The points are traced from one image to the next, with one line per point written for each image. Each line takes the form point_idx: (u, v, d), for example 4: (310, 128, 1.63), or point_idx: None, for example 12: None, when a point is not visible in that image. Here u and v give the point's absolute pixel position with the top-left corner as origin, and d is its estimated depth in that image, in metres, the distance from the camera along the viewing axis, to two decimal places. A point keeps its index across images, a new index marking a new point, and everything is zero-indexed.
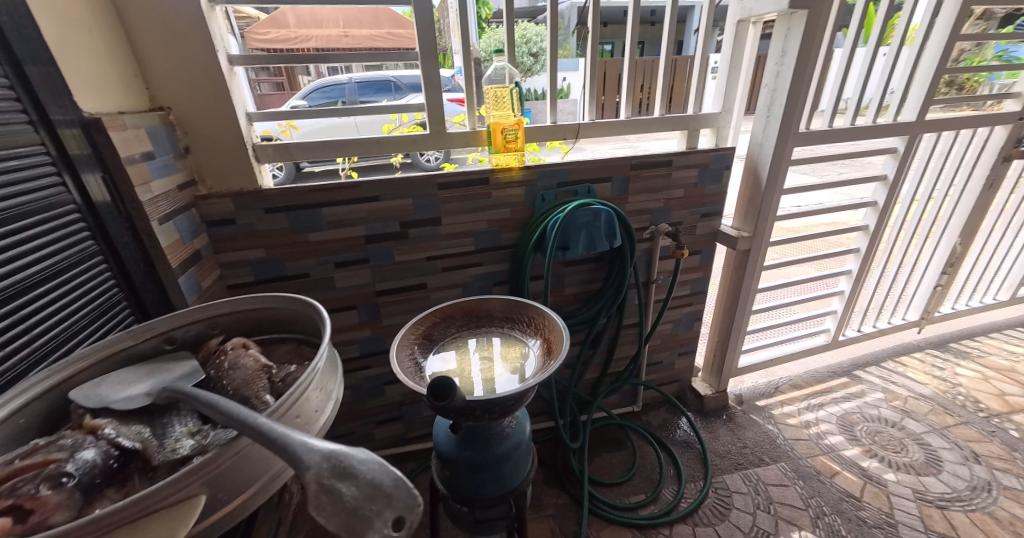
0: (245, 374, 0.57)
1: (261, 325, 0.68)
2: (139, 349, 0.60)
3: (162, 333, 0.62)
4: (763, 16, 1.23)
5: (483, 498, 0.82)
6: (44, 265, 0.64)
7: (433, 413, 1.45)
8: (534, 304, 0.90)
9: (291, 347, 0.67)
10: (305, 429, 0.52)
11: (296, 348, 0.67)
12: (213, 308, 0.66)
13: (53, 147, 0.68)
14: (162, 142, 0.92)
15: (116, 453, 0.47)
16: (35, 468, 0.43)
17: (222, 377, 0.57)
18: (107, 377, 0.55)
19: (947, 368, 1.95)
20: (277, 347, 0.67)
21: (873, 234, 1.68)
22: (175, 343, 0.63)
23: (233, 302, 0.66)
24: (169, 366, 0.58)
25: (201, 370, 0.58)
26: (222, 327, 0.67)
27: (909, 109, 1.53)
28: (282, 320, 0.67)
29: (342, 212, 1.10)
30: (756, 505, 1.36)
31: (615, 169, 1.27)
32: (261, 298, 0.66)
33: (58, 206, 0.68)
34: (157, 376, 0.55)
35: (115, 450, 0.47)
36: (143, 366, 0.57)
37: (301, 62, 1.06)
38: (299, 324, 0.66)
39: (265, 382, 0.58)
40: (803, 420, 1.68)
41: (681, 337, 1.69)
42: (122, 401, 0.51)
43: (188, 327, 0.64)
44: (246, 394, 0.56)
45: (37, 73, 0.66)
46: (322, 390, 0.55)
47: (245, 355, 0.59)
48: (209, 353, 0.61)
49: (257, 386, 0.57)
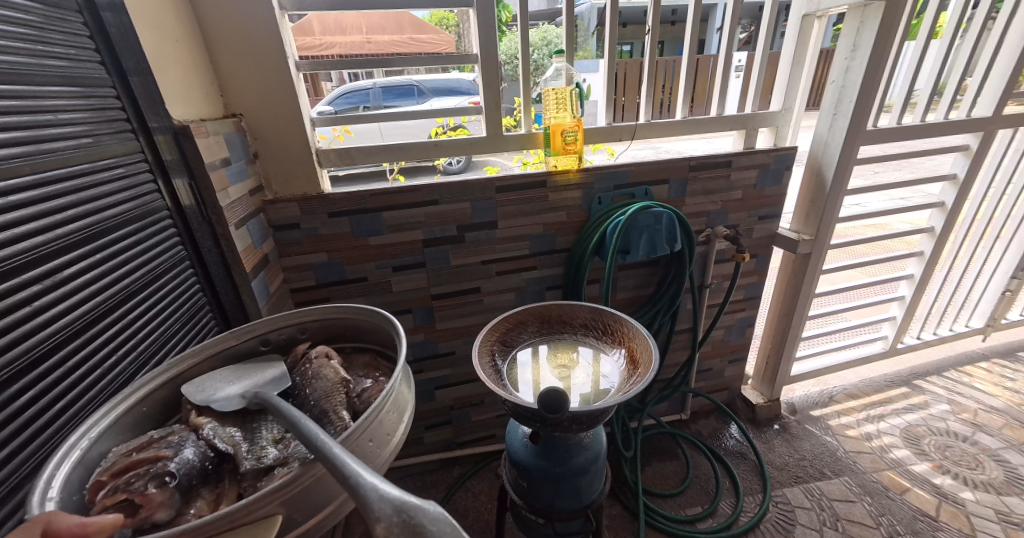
0: (323, 387, 0.61)
1: (343, 332, 0.73)
2: (242, 348, 0.68)
3: (261, 335, 0.70)
4: (832, 10, 1.18)
5: (559, 508, 0.90)
6: (146, 270, 0.67)
7: (482, 418, 1.44)
8: (608, 311, 0.95)
9: (367, 359, 0.70)
10: (375, 453, 0.53)
11: (371, 359, 0.70)
12: (305, 315, 0.71)
13: (150, 153, 0.72)
14: (237, 148, 0.95)
15: (211, 455, 0.54)
16: (148, 462, 0.50)
17: (306, 385, 0.63)
18: (214, 373, 0.64)
19: (1018, 379, 1.83)
20: (357, 356, 0.71)
21: (940, 236, 1.59)
22: (271, 344, 0.71)
23: (320, 310, 0.71)
24: (261, 372, 0.65)
25: (287, 377, 0.64)
26: (311, 332, 0.72)
27: (982, 104, 1.45)
28: (362, 330, 0.71)
29: (403, 216, 1.11)
30: (822, 521, 1.30)
31: (674, 170, 1.25)
32: (347, 308, 0.71)
33: (154, 211, 0.71)
34: (249, 382, 0.62)
35: (211, 452, 0.54)
36: (239, 368, 0.65)
37: (364, 67, 1.05)
38: (377, 335, 0.70)
39: (341, 396, 0.60)
40: (864, 432, 1.60)
41: (733, 344, 1.64)
42: (222, 402, 0.59)
43: (282, 331, 0.71)
44: (322, 407, 0.59)
45: (139, 83, 0.70)
46: (394, 413, 0.56)
47: (327, 367, 0.64)
48: (297, 358, 0.68)
49: (333, 400, 0.60)
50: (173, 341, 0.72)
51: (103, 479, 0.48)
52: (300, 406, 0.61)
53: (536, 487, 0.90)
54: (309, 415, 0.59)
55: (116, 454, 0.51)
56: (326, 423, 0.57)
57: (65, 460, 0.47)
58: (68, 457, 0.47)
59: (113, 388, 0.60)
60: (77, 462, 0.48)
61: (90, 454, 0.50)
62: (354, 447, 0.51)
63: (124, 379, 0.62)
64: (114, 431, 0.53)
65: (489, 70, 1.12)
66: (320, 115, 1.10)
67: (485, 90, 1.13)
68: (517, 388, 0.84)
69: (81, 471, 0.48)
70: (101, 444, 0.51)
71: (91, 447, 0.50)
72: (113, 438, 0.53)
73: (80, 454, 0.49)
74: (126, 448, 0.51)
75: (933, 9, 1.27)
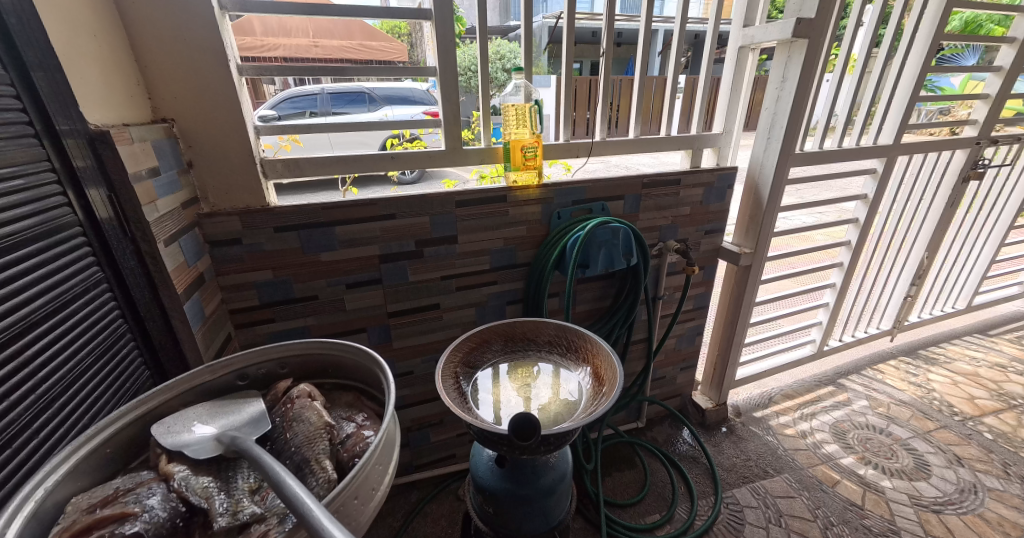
0: (305, 432, 0.60)
1: (327, 368, 0.72)
2: (215, 383, 0.67)
3: (238, 370, 0.68)
4: (763, 43, 1.28)
5: (529, 531, 0.90)
6: (49, 298, 0.57)
7: (443, 438, 1.40)
8: (575, 327, 0.95)
9: (351, 398, 0.69)
10: (361, 509, 0.52)
11: (354, 398, 0.68)
12: (286, 349, 0.70)
13: (57, 160, 0.61)
14: (167, 156, 0.85)
15: (182, 510, 0.52)
16: (112, 521, 0.48)
17: (286, 428, 0.61)
18: (186, 412, 0.62)
19: (920, 374, 2.06)
20: (339, 394, 0.70)
21: (856, 248, 1.75)
22: (248, 379, 0.69)
23: (304, 345, 0.70)
24: (240, 410, 0.63)
25: (266, 419, 0.63)
26: (292, 367, 0.71)
27: (887, 131, 1.63)
28: (347, 367, 0.70)
29: (357, 231, 1.05)
30: (768, 518, 1.38)
31: (628, 187, 1.29)
32: (332, 344, 0.70)
33: (61, 229, 0.60)
34: (224, 424, 0.60)
35: (181, 507, 0.52)
36: (214, 404, 0.64)
37: (314, 74, 0.99)
38: (363, 374, 0.69)
39: (324, 443, 0.59)
40: (799, 430, 1.73)
41: (683, 352, 1.71)
42: (194, 448, 0.57)
43: (260, 365, 0.69)
44: (303, 455, 0.57)
45: (45, 81, 0.59)
46: (380, 464, 0.55)
47: (309, 409, 0.62)
48: (276, 398, 0.66)
49: (315, 447, 0.58)
50: (85, 379, 0.61)
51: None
52: (279, 453, 0.59)
53: (503, 511, 0.89)
54: (289, 463, 0.57)
55: (75, 510, 0.48)
56: (308, 473, 0.56)
57: (18, 513, 0.45)
58: (21, 509, 0.46)
59: (5, 439, 0.50)
60: (31, 515, 0.46)
61: (45, 506, 0.48)
62: (340, 505, 0.50)
63: (19, 427, 0.52)
64: (73, 477, 0.51)
65: (448, 83, 1.10)
66: (263, 123, 1.02)
67: (444, 102, 1.10)
68: (481, 409, 0.83)
69: (33, 524, 0.46)
70: (57, 494, 0.49)
71: (46, 497, 0.48)
72: (71, 484, 0.51)
73: (34, 506, 0.47)
74: (87, 503, 0.49)
75: (845, 47, 1.40)
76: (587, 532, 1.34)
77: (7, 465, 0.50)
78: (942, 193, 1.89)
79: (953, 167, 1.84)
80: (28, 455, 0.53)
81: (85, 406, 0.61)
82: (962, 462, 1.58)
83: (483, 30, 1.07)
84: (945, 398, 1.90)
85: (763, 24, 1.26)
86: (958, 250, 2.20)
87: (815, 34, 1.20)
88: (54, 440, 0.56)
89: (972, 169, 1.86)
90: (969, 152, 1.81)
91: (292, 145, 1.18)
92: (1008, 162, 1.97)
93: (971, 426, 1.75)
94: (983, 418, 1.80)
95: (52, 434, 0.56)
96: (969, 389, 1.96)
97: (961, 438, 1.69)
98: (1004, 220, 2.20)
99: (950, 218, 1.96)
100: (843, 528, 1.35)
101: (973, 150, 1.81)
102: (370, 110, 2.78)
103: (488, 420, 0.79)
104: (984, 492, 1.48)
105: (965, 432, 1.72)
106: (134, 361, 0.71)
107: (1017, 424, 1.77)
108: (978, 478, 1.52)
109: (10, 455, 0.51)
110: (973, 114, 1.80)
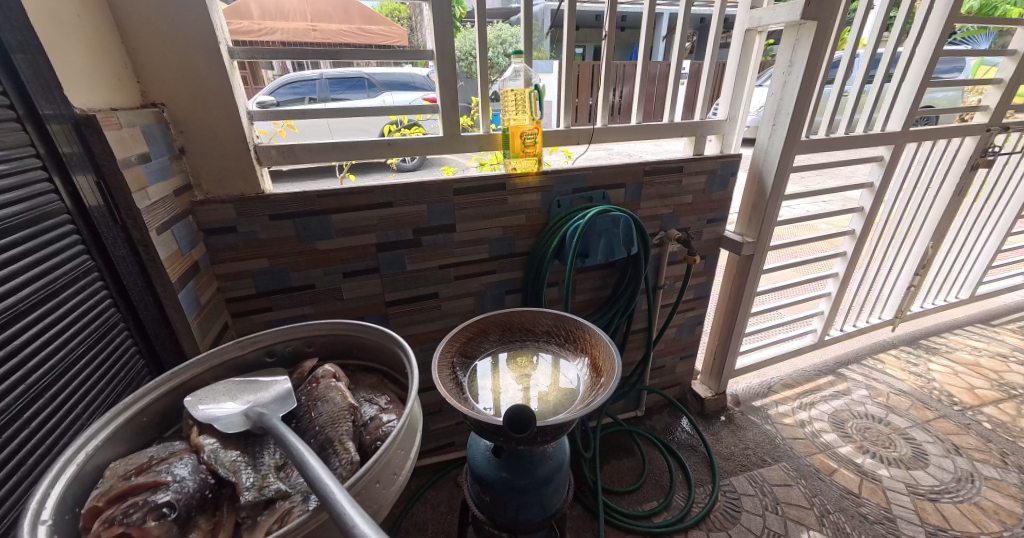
0: (329, 413, 0.59)
1: (351, 350, 0.72)
2: (245, 359, 0.67)
3: (266, 346, 0.68)
4: (770, 26, 1.23)
5: (524, 521, 0.90)
6: (38, 286, 0.56)
7: (443, 426, 1.40)
8: (575, 317, 0.95)
9: (374, 380, 0.69)
10: (382, 493, 0.52)
11: (378, 381, 0.69)
12: (313, 329, 0.70)
13: (42, 146, 0.59)
14: (157, 142, 0.84)
15: (211, 482, 0.52)
16: (146, 489, 0.48)
17: (311, 408, 0.61)
18: (216, 385, 0.62)
19: (920, 364, 2.05)
20: (362, 376, 0.70)
21: (860, 237, 1.73)
22: (276, 356, 0.70)
23: (329, 325, 0.70)
24: (268, 386, 0.63)
25: (293, 396, 0.62)
26: (318, 346, 0.71)
27: (895, 119, 1.59)
28: (371, 350, 0.70)
29: (354, 219, 1.04)
30: (765, 506, 1.38)
31: (629, 175, 1.27)
32: (356, 326, 0.69)
33: (48, 216, 0.59)
34: (253, 400, 0.60)
35: (210, 479, 0.52)
36: (244, 378, 0.64)
37: (309, 58, 0.96)
38: (386, 357, 0.69)
39: (347, 425, 0.58)
40: (797, 419, 1.73)
41: (683, 342, 1.71)
42: (223, 422, 0.57)
43: (288, 343, 0.70)
44: (326, 435, 0.57)
45: (26, 62, 0.58)
46: (402, 449, 0.54)
47: (333, 390, 0.62)
48: (302, 377, 0.67)
49: (339, 428, 0.57)
50: (77, 368, 0.61)
51: (100, 505, 0.47)
52: (304, 431, 0.58)
53: (498, 500, 0.89)
54: (312, 443, 0.56)
55: (113, 475, 0.50)
56: (331, 454, 0.55)
57: (60, 477, 0.47)
58: (62, 472, 0.48)
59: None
60: (72, 478, 0.48)
61: (86, 469, 0.50)
62: (362, 489, 0.49)
63: (9, 417, 0.51)
64: (113, 443, 0.53)
65: (445, 68, 1.07)
66: (257, 107, 0.99)
67: (443, 87, 1.07)
68: (477, 399, 0.82)
69: (75, 487, 0.48)
70: (97, 458, 0.51)
71: (87, 461, 0.50)
72: (110, 449, 0.53)
73: (76, 470, 0.49)
74: (123, 470, 0.50)
75: (856, 29, 1.35)
76: (584, 518, 1.35)
77: (13, 451, 0.51)
78: (949, 182, 1.86)
79: (962, 154, 1.81)
80: (21, 444, 0.52)
81: (79, 395, 0.61)
82: (959, 451, 1.59)
83: (481, 12, 1.04)
84: (945, 388, 1.90)
85: (771, 5, 1.22)
86: (964, 238, 2.17)
87: (824, 16, 1.16)
88: (48, 429, 0.55)
89: (981, 157, 1.82)
90: (978, 139, 1.78)
91: (288, 131, 1.16)
92: (1017, 150, 1.93)
93: (970, 416, 1.75)
94: (983, 408, 1.80)
95: (44, 424, 0.55)
96: (969, 379, 1.95)
97: (959, 428, 1.69)
98: (1011, 208, 2.17)
99: (957, 207, 1.93)
100: (839, 516, 1.35)
101: (983, 138, 1.77)
102: (369, 96, 2.75)
103: (485, 410, 0.79)
104: (981, 481, 1.48)
105: (964, 422, 1.72)
106: (129, 349, 0.71)
107: (1016, 414, 1.77)
108: (975, 467, 1.53)
109: (6, 442, 0.51)
110: (985, 100, 1.75)
